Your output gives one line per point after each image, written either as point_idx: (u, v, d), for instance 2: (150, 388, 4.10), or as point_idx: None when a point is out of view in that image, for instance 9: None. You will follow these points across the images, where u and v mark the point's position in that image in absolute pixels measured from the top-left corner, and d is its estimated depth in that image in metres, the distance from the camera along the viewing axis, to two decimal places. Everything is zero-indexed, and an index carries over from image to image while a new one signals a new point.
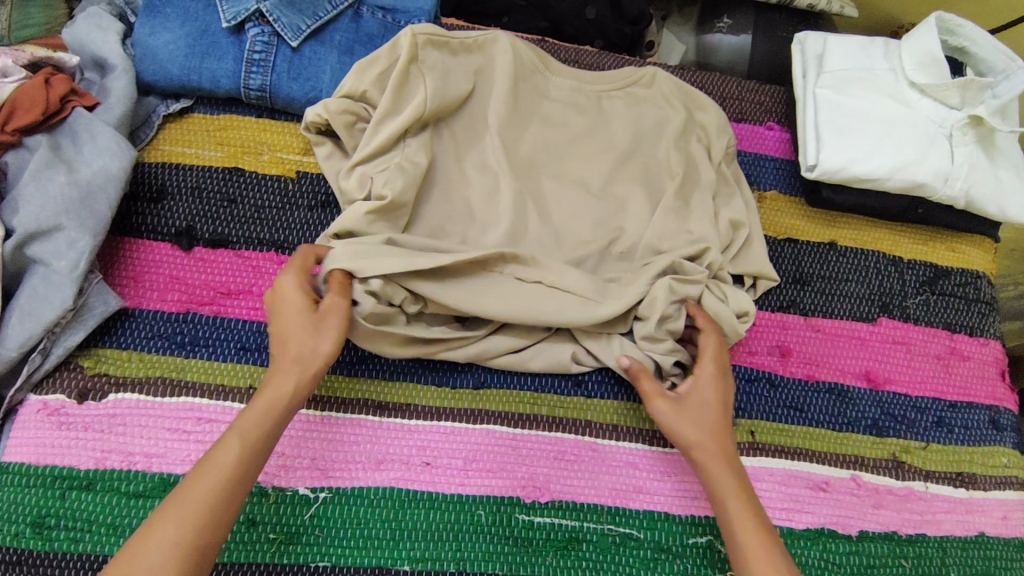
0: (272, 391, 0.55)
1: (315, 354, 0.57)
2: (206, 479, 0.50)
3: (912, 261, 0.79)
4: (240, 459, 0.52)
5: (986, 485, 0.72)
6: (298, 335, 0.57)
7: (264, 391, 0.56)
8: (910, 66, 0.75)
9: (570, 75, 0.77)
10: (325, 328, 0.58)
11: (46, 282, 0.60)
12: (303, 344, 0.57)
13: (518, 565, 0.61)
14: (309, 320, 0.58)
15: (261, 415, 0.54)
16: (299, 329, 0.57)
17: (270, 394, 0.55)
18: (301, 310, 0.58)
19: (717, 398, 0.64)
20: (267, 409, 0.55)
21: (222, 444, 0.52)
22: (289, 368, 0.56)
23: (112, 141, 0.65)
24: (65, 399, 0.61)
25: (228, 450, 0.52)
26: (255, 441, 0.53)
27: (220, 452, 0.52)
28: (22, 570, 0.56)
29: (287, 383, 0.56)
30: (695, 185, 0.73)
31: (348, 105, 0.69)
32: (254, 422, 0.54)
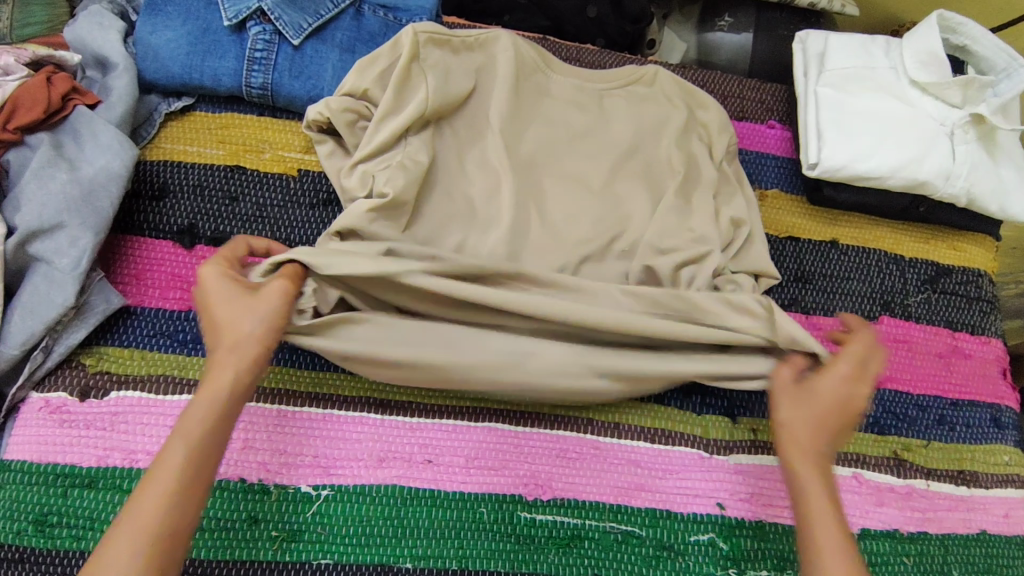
0: (209, 388, 0.50)
1: (245, 335, 0.52)
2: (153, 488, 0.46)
3: (913, 259, 0.79)
4: (187, 462, 0.48)
5: (987, 483, 0.72)
6: (224, 321, 0.52)
7: (202, 389, 0.51)
8: (911, 64, 0.75)
9: (572, 74, 0.77)
10: (262, 311, 0.53)
11: (48, 280, 0.60)
12: (228, 327, 0.52)
13: (520, 562, 0.61)
14: (232, 303, 0.53)
15: (203, 413, 0.49)
16: (224, 312, 0.53)
17: (207, 391, 0.50)
18: (226, 294, 0.53)
19: (837, 397, 0.56)
20: (208, 405, 0.50)
21: (166, 447, 0.48)
22: (227, 358, 0.51)
23: (114, 139, 0.65)
24: (66, 397, 0.61)
25: (173, 454, 0.48)
26: (201, 444, 0.49)
27: (163, 457, 0.48)
28: (25, 568, 0.56)
29: (223, 377, 0.51)
30: (697, 183, 0.73)
31: (349, 103, 0.69)
32: (195, 425, 0.49)
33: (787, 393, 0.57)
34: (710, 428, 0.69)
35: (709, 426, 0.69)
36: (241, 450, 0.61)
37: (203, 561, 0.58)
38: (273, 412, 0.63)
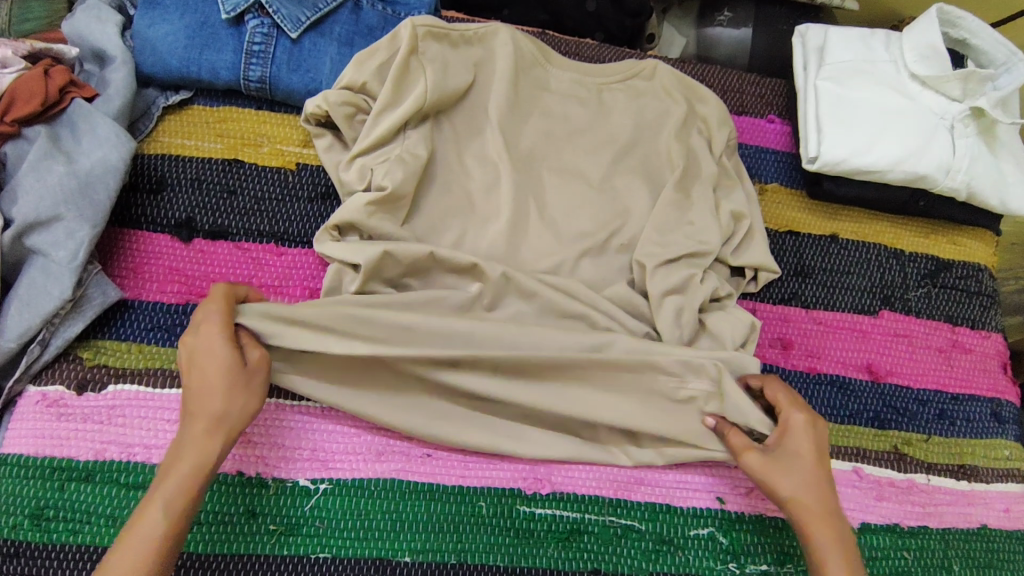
0: (192, 454, 0.52)
1: (242, 415, 0.54)
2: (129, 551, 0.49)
3: (914, 254, 0.79)
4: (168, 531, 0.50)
5: (988, 478, 0.72)
6: (218, 393, 0.53)
7: (179, 455, 0.52)
8: (911, 58, 0.75)
9: (571, 67, 0.76)
10: (252, 385, 0.55)
11: (46, 272, 0.60)
12: (221, 402, 0.53)
13: (519, 556, 0.61)
14: (238, 376, 0.54)
15: (181, 484, 0.51)
16: (221, 381, 0.53)
17: (188, 460, 0.52)
18: (229, 367, 0.54)
19: (813, 448, 0.59)
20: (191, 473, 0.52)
21: (148, 505, 0.51)
22: (212, 428, 0.53)
23: (111, 132, 0.65)
24: (64, 390, 0.61)
25: (153, 520, 0.50)
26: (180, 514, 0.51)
27: (144, 522, 0.50)
28: (20, 562, 0.56)
29: (206, 449, 0.52)
30: (696, 177, 0.73)
31: (348, 97, 0.69)
32: (170, 493, 0.51)
33: (763, 459, 0.59)
34: None
35: None
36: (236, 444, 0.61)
37: (200, 555, 0.58)
38: (269, 405, 0.63)
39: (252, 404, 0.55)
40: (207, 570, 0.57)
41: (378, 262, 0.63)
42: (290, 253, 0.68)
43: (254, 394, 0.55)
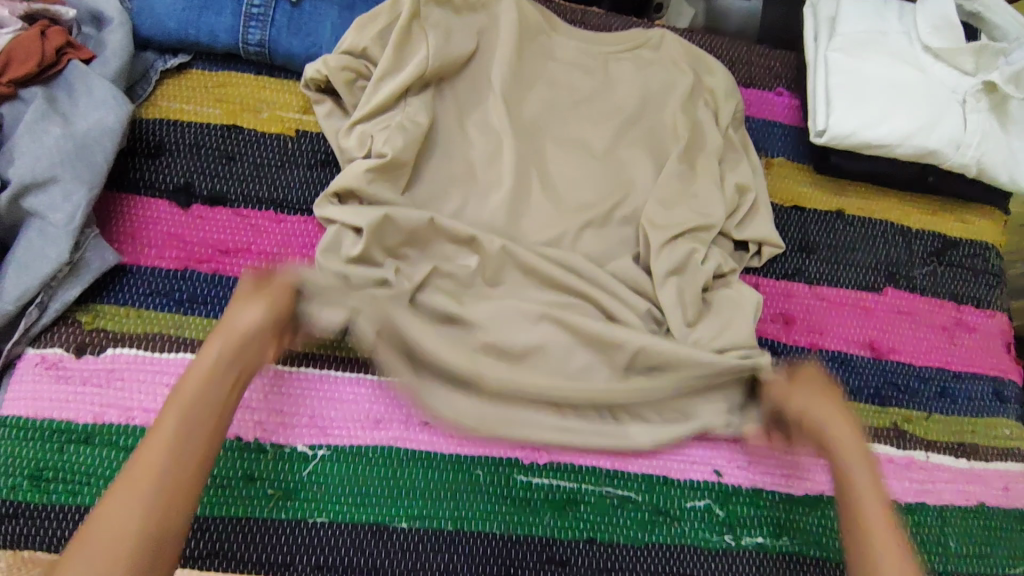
0: (199, 364, 0.53)
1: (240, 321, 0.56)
2: (145, 454, 0.49)
3: (921, 231, 0.78)
4: (178, 432, 0.50)
5: (988, 456, 0.72)
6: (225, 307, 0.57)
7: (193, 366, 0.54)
8: (924, 29, 0.73)
9: (576, 36, 0.75)
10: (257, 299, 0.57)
11: (43, 235, 0.60)
12: (230, 317, 0.56)
13: (516, 524, 0.61)
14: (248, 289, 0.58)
15: (192, 388, 0.52)
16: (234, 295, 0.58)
17: (198, 365, 0.53)
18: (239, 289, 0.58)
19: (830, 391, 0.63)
20: (201, 376, 0.53)
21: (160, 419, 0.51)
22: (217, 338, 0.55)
23: (109, 95, 0.64)
24: (62, 353, 0.61)
25: (164, 428, 0.50)
26: (190, 411, 0.51)
27: (157, 431, 0.50)
28: (19, 523, 0.57)
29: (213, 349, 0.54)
30: (702, 149, 0.72)
31: (349, 62, 0.67)
32: (184, 391, 0.52)
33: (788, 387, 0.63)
34: None
35: None
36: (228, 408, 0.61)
37: (201, 517, 0.58)
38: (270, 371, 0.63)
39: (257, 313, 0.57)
40: (206, 533, 0.58)
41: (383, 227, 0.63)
42: (290, 220, 0.68)
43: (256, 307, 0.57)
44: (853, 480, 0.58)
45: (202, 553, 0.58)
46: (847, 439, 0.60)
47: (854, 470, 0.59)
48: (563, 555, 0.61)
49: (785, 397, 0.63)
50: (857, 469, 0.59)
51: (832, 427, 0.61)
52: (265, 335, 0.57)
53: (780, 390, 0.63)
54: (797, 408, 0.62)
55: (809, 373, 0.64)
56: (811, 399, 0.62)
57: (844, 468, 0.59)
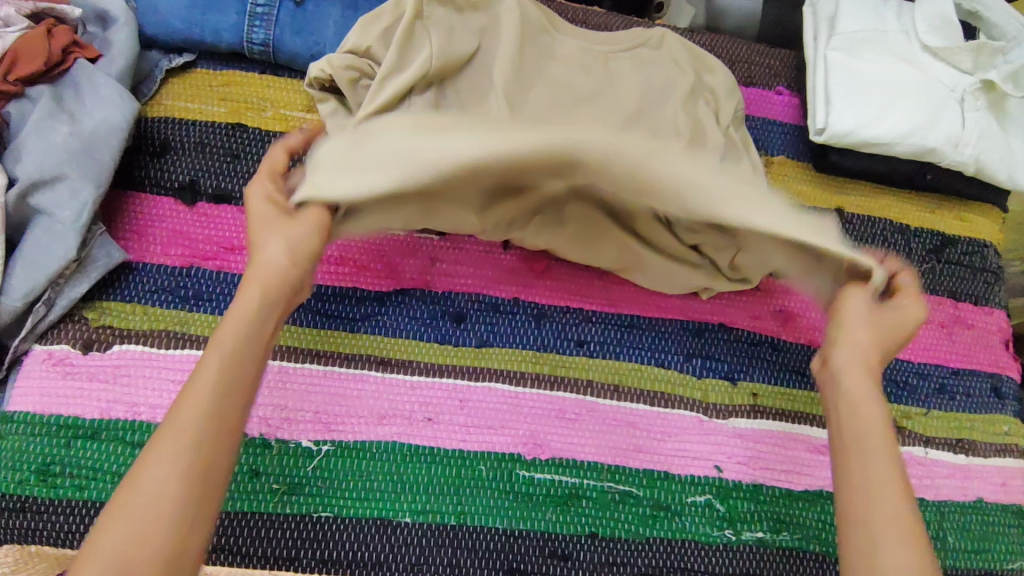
0: (240, 304, 0.50)
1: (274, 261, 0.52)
2: (191, 395, 0.45)
3: (919, 229, 0.78)
4: (221, 379, 0.46)
5: (986, 452, 0.72)
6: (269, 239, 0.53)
7: (233, 307, 0.50)
8: (923, 28, 0.74)
9: (577, 35, 0.75)
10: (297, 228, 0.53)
11: (50, 232, 0.60)
12: (260, 255, 0.52)
13: (518, 519, 0.62)
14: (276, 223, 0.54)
15: (235, 327, 0.49)
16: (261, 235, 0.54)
17: (241, 306, 0.50)
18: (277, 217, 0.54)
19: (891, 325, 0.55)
20: (244, 317, 0.49)
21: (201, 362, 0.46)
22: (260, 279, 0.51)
23: (115, 93, 0.64)
24: (69, 349, 0.62)
25: (207, 370, 0.46)
26: (236, 357, 0.47)
27: (200, 371, 0.46)
28: (27, 517, 0.57)
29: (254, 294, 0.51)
30: (703, 148, 0.73)
31: (353, 61, 0.68)
32: (230, 333, 0.48)
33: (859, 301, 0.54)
34: (710, 392, 0.68)
35: (709, 390, 0.69)
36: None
37: None
38: (273, 366, 0.63)
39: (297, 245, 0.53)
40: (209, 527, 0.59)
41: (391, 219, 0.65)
42: None
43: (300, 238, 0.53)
44: (868, 458, 0.48)
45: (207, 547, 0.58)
46: (874, 414, 0.50)
47: (874, 453, 0.48)
48: (565, 549, 0.62)
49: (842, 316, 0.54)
50: (874, 451, 0.48)
51: (857, 384, 0.52)
52: (298, 281, 0.54)
53: (842, 305, 0.54)
54: (847, 340, 0.53)
55: (876, 316, 0.54)
56: (859, 335, 0.53)
57: (859, 441, 0.49)
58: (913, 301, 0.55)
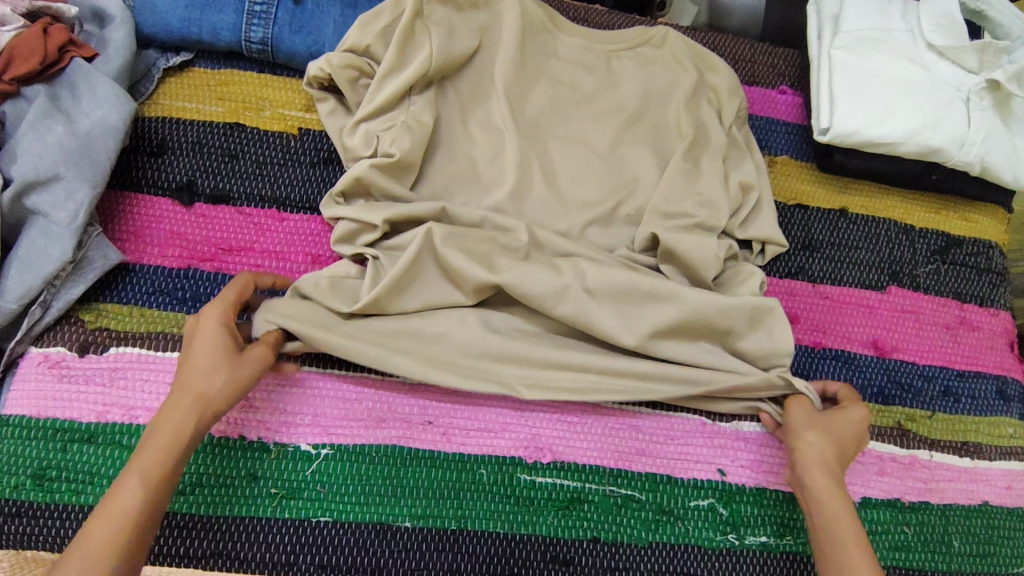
0: (168, 432, 0.52)
1: (215, 390, 0.53)
2: (105, 522, 0.48)
3: (924, 230, 0.78)
4: (141, 514, 0.49)
5: (992, 455, 0.72)
6: (206, 371, 0.54)
7: (161, 431, 0.52)
8: (928, 27, 0.73)
9: (579, 33, 0.75)
10: (237, 373, 0.55)
11: (46, 234, 0.60)
12: (200, 382, 0.53)
13: (520, 523, 0.61)
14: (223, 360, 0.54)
15: (164, 459, 0.51)
16: (204, 366, 0.54)
17: (166, 430, 0.52)
18: (220, 350, 0.55)
19: (851, 432, 0.61)
20: (167, 440, 0.52)
21: (121, 485, 0.50)
22: (187, 406, 0.53)
23: (111, 92, 0.64)
24: (65, 351, 0.61)
25: (125, 499, 0.49)
26: (158, 488, 0.50)
27: (117, 499, 0.49)
28: (23, 521, 0.57)
29: (182, 423, 0.52)
30: (706, 147, 0.72)
31: (352, 61, 0.67)
32: (155, 461, 0.51)
33: (806, 416, 0.62)
34: None
35: None
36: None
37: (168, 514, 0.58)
38: (268, 369, 0.63)
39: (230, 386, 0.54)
40: (179, 530, 0.58)
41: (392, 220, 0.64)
42: (293, 219, 0.68)
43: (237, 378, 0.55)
44: (848, 565, 0.55)
45: (180, 553, 0.57)
46: (839, 515, 0.57)
47: (851, 553, 0.55)
48: (566, 554, 0.61)
49: (801, 435, 0.61)
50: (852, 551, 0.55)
51: (824, 490, 0.58)
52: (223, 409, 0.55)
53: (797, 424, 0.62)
54: (809, 455, 0.60)
55: (829, 426, 0.61)
56: (820, 451, 0.60)
57: (833, 543, 0.56)
58: (857, 411, 0.63)
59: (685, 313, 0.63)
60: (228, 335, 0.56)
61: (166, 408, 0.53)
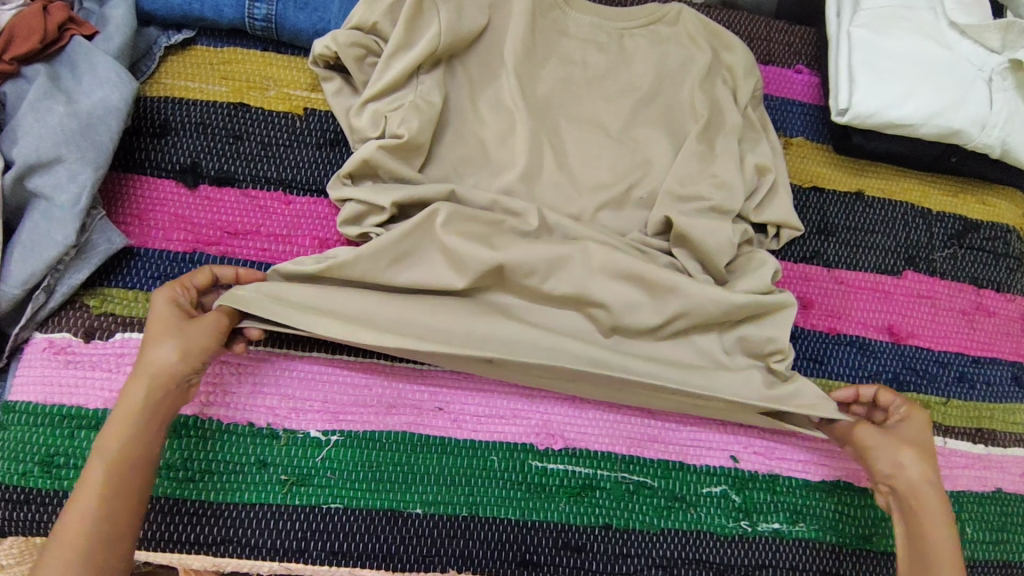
0: (123, 404, 0.52)
1: (166, 356, 0.53)
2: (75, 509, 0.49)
3: (941, 213, 0.76)
4: (104, 487, 0.50)
5: (1006, 442, 0.71)
6: (153, 340, 0.54)
7: (117, 407, 0.53)
8: (952, 5, 0.71)
9: (591, 10, 0.72)
10: (183, 335, 0.54)
11: (48, 217, 0.59)
12: (152, 352, 0.53)
13: (531, 510, 0.61)
14: (174, 324, 0.54)
15: (118, 433, 0.52)
16: (155, 336, 0.54)
17: (124, 404, 0.52)
18: (170, 317, 0.55)
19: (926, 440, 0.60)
20: (122, 414, 0.52)
21: (87, 468, 0.51)
22: (138, 380, 0.53)
23: (112, 71, 0.62)
24: (71, 338, 0.60)
25: (91, 480, 0.50)
26: (116, 464, 0.51)
27: (84, 482, 0.50)
28: (33, 509, 0.56)
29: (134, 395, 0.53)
30: (721, 128, 0.70)
31: (357, 38, 0.65)
32: (114, 435, 0.52)
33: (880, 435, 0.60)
34: None
35: None
36: (230, 392, 0.60)
37: (177, 500, 0.58)
38: (278, 356, 0.62)
39: (179, 353, 0.53)
40: (190, 515, 0.57)
41: (399, 203, 0.63)
42: (299, 201, 0.66)
43: (186, 343, 0.54)
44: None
45: (201, 540, 0.57)
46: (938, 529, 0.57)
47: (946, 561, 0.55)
48: (577, 541, 0.61)
49: (895, 457, 0.59)
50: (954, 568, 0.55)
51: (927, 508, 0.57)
52: (184, 381, 0.54)
53: (882, 449, 0.59)
54: (911, 477, 0.58)
55: (908, 439, 0.60)
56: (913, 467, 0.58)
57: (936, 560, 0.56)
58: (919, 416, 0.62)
59: (691, 301, 0.62)
60: (179, 308, 0.56)
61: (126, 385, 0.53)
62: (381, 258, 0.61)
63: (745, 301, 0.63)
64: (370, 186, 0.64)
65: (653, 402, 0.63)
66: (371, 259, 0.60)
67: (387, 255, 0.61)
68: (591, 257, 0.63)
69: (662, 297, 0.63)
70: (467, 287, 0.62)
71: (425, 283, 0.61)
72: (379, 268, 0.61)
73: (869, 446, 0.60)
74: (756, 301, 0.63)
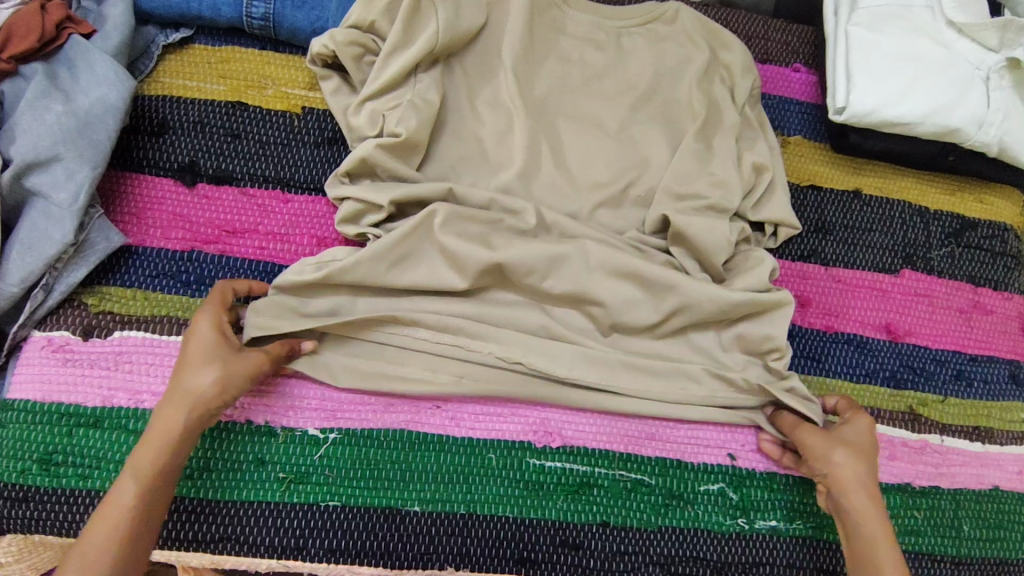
0: (159, 428, 0.52)
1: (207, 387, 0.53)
2: (101, 523, 0.49)
3: (939, 212, 0.76)
4: (140, 495, 0.50)
5: (1003, 440, 0.71)
6: (194, 366, 0.54)
7: (154, 427, 0.52)
8: (949, 4, 0.71)
9: (589, 9, 0.72)
10: (225, 368, 0.54)
11: (47, 216, 0.59)
12: (192, 379, 0.53)
13: (529, 508, 0.61)
14: (215, 355, 0.54)
15: (157, 454, 0.51)
16: (195, 360, 0.54)
17: (162, 428, 0.52)
18: (212, 345, 0.54)
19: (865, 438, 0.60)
20: (161, 441, 0.52)
21: (118, 484, 0.51)
22: (178, 406, 0.53)
23: (110, 70, 0.62)
24: (69, 336, 0.60)
25: (123, 495, 0.50)
26: (151, 484, 0.51)
27: (116, 497, 0.50)
28: (31, 506, 0.56)
29: (174, 422, 0.52)
30: (719, 127, 0.70)
31: (356, 37, 0.65)
32: (150, 456, 0.51)
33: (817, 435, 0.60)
34: None
35: None
36: None
37: (177, 498, 0.58)
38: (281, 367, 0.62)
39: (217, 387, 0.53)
40: (190, 513, 0.58)
41: (397, 202, 0.63)
42: (297, 200, 0.67)
43: (227, 378, 0.54)
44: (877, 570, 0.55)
45: (202, 538, 0.57)
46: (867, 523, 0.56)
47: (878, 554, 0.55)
48: (575, 538, 0.61)
49: (827, 456, 0.59)
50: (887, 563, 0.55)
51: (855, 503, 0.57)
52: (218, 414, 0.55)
53: (817, 447, 0.59)
54: (841, 475, 0.58)
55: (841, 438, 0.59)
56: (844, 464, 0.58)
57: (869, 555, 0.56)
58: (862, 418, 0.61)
59: (689, 299, 0.63)
60: (222, 337, 0.55)
61: (163, 405, 0.53)
62: (382, 262, 0.61)
63: (742, 299, 0.63)
64: (369, 185, 0.64)
65: (651, 401, 0.63)
66: (372, 262, 0.60)
67: (387, 256, 0.61)
68: (588, 255, 0.63)
69: (660, 296, 0.63)
70: (465, 285, 0.62)
71: (423, 282, 0.62)
72: (378, 270, 0.61)
73: (807, 447, 0.60)
74: (754, 299, 0.63)
